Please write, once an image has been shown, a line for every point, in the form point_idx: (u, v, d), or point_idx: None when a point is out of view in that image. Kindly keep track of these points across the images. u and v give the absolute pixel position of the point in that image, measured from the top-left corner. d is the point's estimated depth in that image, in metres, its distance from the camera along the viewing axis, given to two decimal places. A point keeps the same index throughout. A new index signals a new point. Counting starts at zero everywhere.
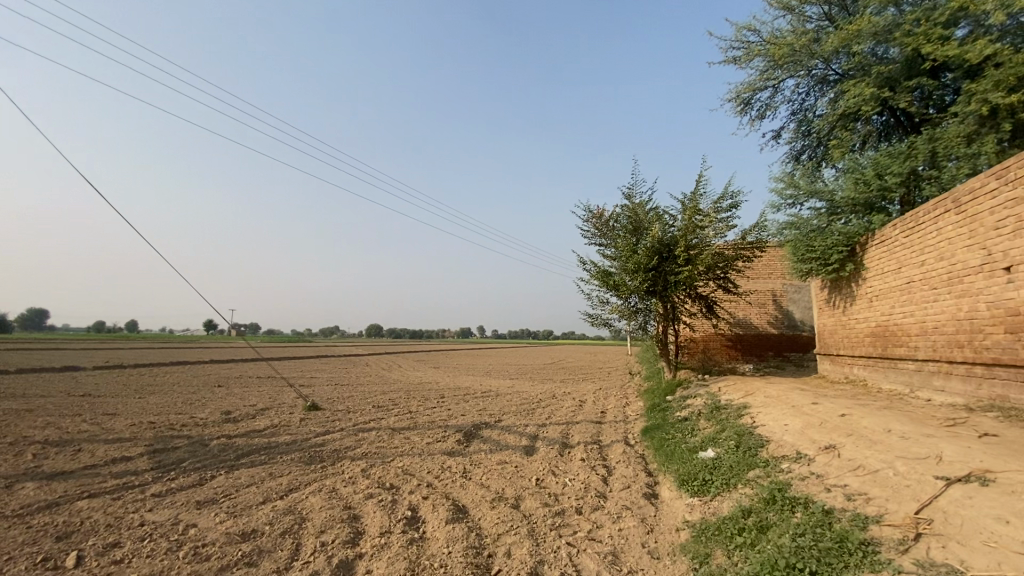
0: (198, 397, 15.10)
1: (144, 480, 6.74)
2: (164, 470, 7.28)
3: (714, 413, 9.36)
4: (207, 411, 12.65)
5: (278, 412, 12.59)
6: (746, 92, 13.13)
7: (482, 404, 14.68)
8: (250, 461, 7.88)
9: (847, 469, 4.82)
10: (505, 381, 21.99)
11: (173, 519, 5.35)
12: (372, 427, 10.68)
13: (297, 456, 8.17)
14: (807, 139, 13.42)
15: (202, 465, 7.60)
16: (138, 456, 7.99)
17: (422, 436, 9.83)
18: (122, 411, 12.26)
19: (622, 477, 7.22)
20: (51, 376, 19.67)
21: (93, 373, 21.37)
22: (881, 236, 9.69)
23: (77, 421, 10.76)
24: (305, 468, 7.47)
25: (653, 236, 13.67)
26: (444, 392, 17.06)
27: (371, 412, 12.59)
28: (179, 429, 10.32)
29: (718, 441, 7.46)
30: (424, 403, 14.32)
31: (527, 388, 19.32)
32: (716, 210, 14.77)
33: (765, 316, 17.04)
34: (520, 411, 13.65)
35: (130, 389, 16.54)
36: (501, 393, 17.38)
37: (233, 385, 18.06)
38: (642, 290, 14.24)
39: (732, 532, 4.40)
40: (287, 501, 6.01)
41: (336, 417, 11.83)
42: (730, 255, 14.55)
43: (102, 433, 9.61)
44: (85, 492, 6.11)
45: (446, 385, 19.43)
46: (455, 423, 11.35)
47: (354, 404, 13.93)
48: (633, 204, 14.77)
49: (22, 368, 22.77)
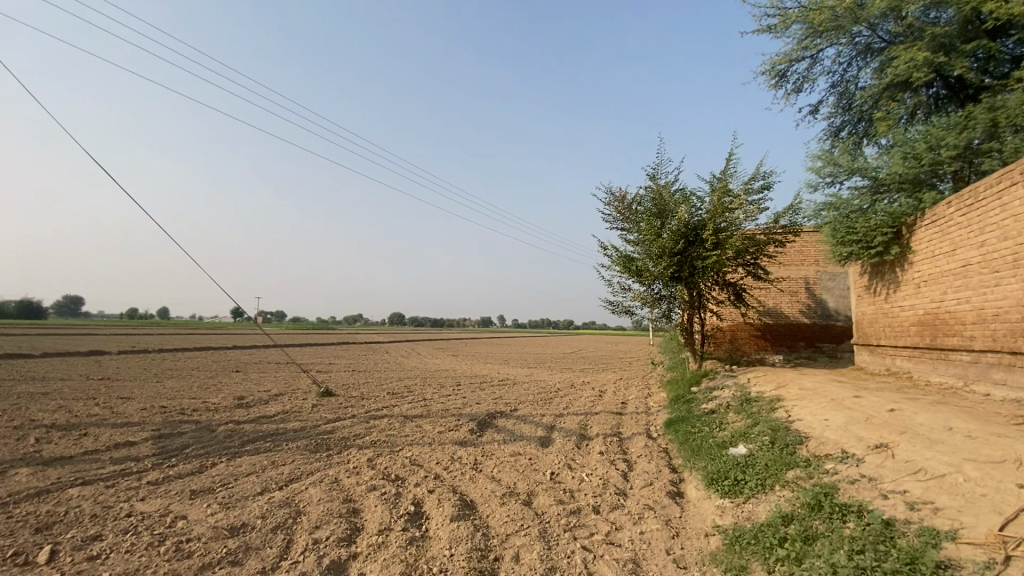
0: (214, 382, 15.08)
1: (142, 467, 6.52)
2: (166, 457, 7.06)
3: (745, 406, 8.73)
4: (220, 396, 12.54)
5: (291, 398, 12.40)
6: (781, 63, 12.23)
7: (499, 393, 14.28)
8: (254, 448, 7.62)
9: (905, 472, 4.21)
10: (524, 370, 21.57)
11: (163, 510, 5.06)
12: (384, 414, 10.38)
13: (302, 444, 7.87)
14: (848, 114, 12.50)
15: (205, 452, 7.37)
16: (142, 441, 7.82)
17: (434, 425, 9.45)
18: (136, 395, 12.25)
19: (644, 473, 6.71)
20: (76, 361, 20.00)
21: (118, 358, 21.68)
22: (932, 215, 8.83)
23: (90, 405, 10.74)
24: (309, 456, 7.16)
25: (679, 218, 12.98)
26: (460, 380, 16.72)
27: (384, 399, 12.30)
28: (190, 414, 10.19)
29: (750, 437, 6.88)
30: (439, 391, 13.98)
31: (546, 377, 18.84)
32: (747, 191, 13.95)
33: (797, 304, 16.15)
34: (537, 400, 13.20)
35: (150, 374, 16.66)
36: (519, 382, 16.96)
37: (251, 370, 18.05)
38: (666, 276, 13.57)
39: (772, 542, 3.86)
40: (285, 493, 5.68)
41: (348, 404, 11.57)
42: (762, 239, 13.75)
43: (111, 417, 9.52)
44: (78, 479, 5.99)
45: (463, 373, 19.09)
46: (469, 412, 10.95)
47: (367, 391, 13.67)
48: (658, 185, 14.06)
49: (48, 352, 23.33)
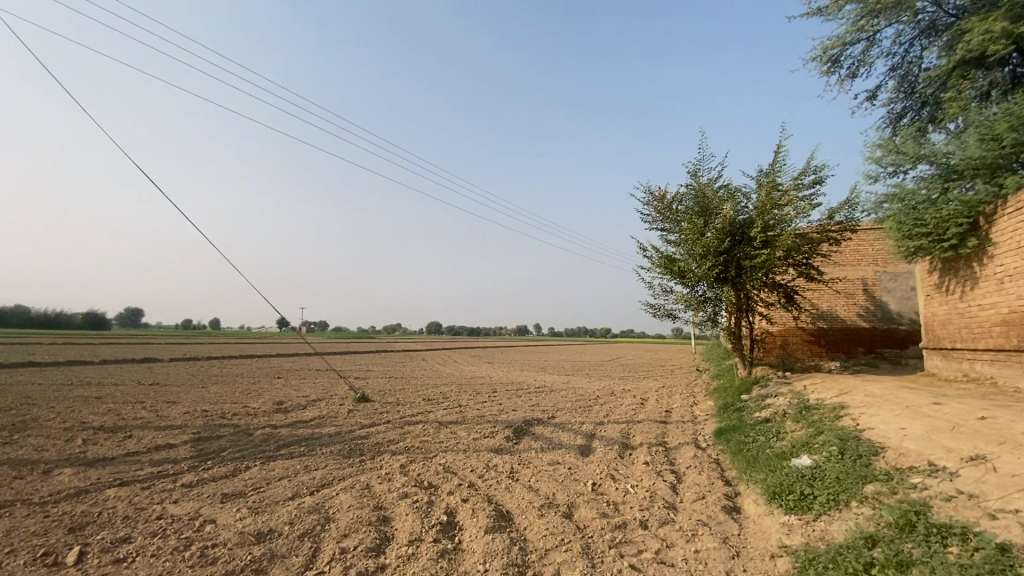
0: (256, 388, 15.32)
1: (178, 469, 6.49)
2: (202, 460, 7.02)
3: (803, 415, 8.00)
4: (260, 401, 12.68)
5: (328, 404, 12.40)
6: (834, 48, 11.49)
7: (536, 400, 13.85)
8: (288, 453, 7.52)
9: (1014, 489, 3.61)
10: (561, 377, 21.06)
11: (193, 513, 4.94)
12: (419, 420, 10.16)
13: (337, 449, 7.71)
14: (910, 99, 11.63)
15: (240, 456, 7.31)
16: (181, 444, 7.87)
17: (469, 431, 9.15)
18: (182, 399, 12.54)
19: (695, 486, 6.17)
20: (130, 367, 20.93)
21: (169, 365, 22.57)
22: (1016, 202, 7.95)
23: (138, 408, 11.02)
24: (342, 462, 6.97)
25: (724, 215, 12.33)
26: (496, 387, 16.41)
27: (420, 406, 12.10)
28: (230, 418, 10.27)
29: (814, 447, 6.24)
30: (475, 398, 13.70)
31: (584, 385, 18.28)
32: (797, 186, 13.15)
33: (854, 307, 15.06)
34: (576, 408, 12.71)
35: (197, 380, 17.14)
36: (556, 390, 16.47)
37: (292, 377, 18.30)
38: (711, 278, 12.86)
39: (855, 568, 3.35)
40: (316, 498, 5.47)
41: (384, 410, 11.45)
42: (815, 237, 12.87)
43: (155, 420, 9.70)
44: (117, 480, 5.98)
45: (499, 380, 18.76)
46: (505, 418, 10.61)
47: (403, 397, 13.54)
48: (700, 183, 13.42)
49: (106, 360, 24.53)
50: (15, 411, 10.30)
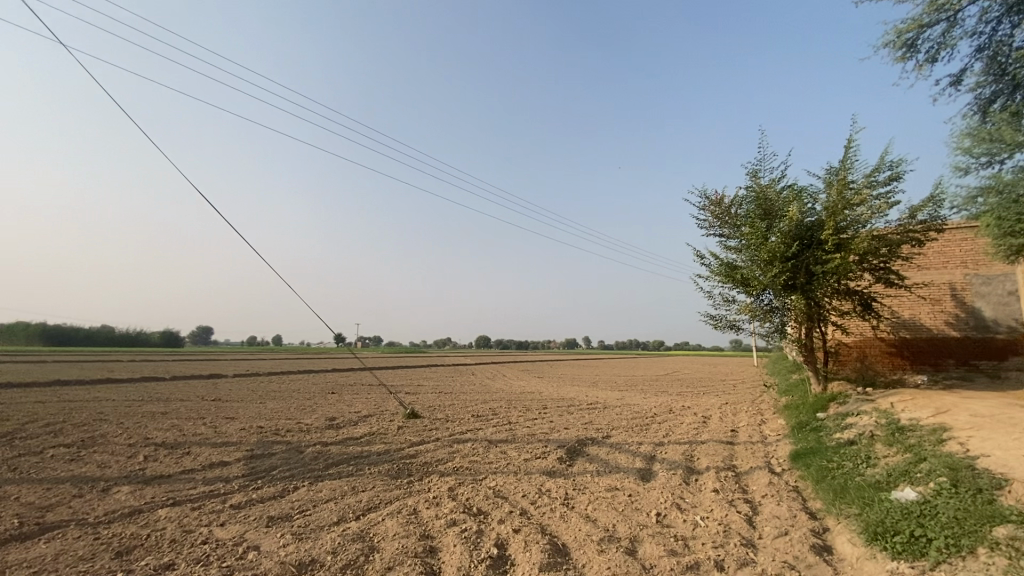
0: (310, 403, 15.55)
1: (229, 489, 6.45)
2: (253, 479, 6.98)
3: (896, 437, 7.07)
4: (313, 417, 12.79)
5: (378, 420, 12.33)
6: (910, 31, 10.49)
7: (590, 417, 13.24)
8: (336, 472, 7.37)
9: None
10: (615, 393, 20.25)
11: (238, 538, 4.79)
12: (468, 438, 9.85)
13: (385, 468, 7.48)
14: (1002, 82, 10.38)
15: (289, 475, 7.22)
16: (235, 462, 7.92)
17: (519, 451, 8.74)
18: (240, 415, 12.85)
19: (775, 519, 5.48)
20: (197, 383, 21.98)
21: (232, 381, 23.49)
22: None
23: (199, 424, 11.35)
24: (390, 482, 6.71)
25: (790, 218, 11.43)
26: (547, 403, 15.91)
27: (469, 423, 11.81)
28: (283, 435, 10.36)
29: (918, 477, 5.41)
30: (525, 414, 13.26)
31: (640, 401, 17.43)
32: (871, 184, 12.02)
33: (941, 314, 13.58)
34: (632, 426, 12.01)
35: (257, 395, 17.69)
36: (610, 406, 15.75)
37: (345, 392, 18.53)
38: (777, 286, 11.91)
39: None
40: (361, 524, 5.22)
41: (433, 426, 11.22)
42: (895, 238, 11.67)
43: (213, 437, 9.91)
44: (170, 500, 5.99)
45: (550, 396, 18.22)
46: (557, 437, 10.11)
47: (452, 414, 13.28)
48: (762, 185, 12.56)
49: (177, 376, 26.00)
50: (90, 427, 10.86)
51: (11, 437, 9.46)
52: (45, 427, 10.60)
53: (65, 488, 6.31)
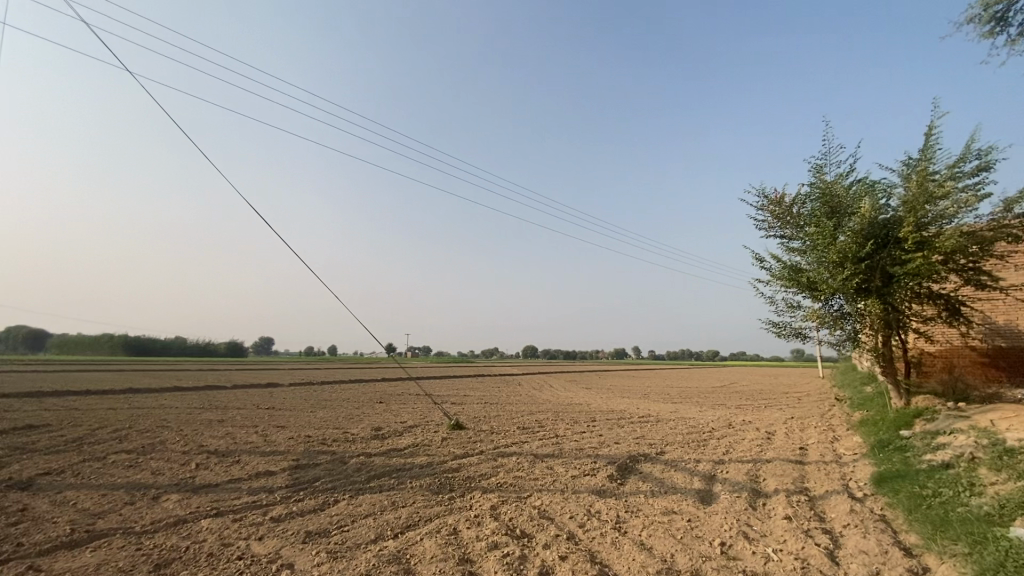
0: (358, 413, 15.68)
1: (272, 500, 6.37)
2: (295, 490, 6.89)
3: (1007, 462, 6.09)
4: (359, 427, 12.81)
5: (423, 431, 12.16)
6: (999, 3, 9.38)
7: (641, 432, 12.55)
8: (378, 485, 7.18)
9: None
10: (668, 405, 19.28)
11: (273, 555, 4.62)
12: (513, 452, 9.48)
13: (427, 482, 7.22)
14: None
15: (331, 487, 7.09)
16: (280, 472, 7.91)
17: (567, 467, 8.27)
18: (290, 424, 13.07)
19: (862, 555, 4.77)
20: (254, 391, 22.80)
21: (286, 390, 24.26)
22: None
23: (250, 432, 11.58)
24: (430, 498, 6.43)
25: (862, 215, 10.45)
26: (596, 415, 15.28)
27: (514, 435, 11.44)
28: (330, 445, 10.37)
29: None
30: (573, 427, 12.73)
31: (695, 414, 16.46)
32: (957, 175, 10.80)
33: None
34: (688, 442, 11.25)
35: (308, 404, 18.08)
36: (663, 420, 14.94)
37: (392, 402, 18.62)
38: (849, 290, 10.89)
39: None
40: (399, 543, 4.94)
41: (477, 439, 10.92)
42: (989, 234, 10.37)
43: (263, 445, 10.04)
44: (214, 510, 5.96)
45: (599, 408, 17.55)
46: (607, 453, 9.56)
47: (498, 426, 12.93)
48: (828, 182, 11.61)
49: (237, 384, 27.20)
50: (151, 433, 11.30)
51: (79, 442, 9.93)
52: (112, 434, 11.14)
53: (118, 495, 6.43)
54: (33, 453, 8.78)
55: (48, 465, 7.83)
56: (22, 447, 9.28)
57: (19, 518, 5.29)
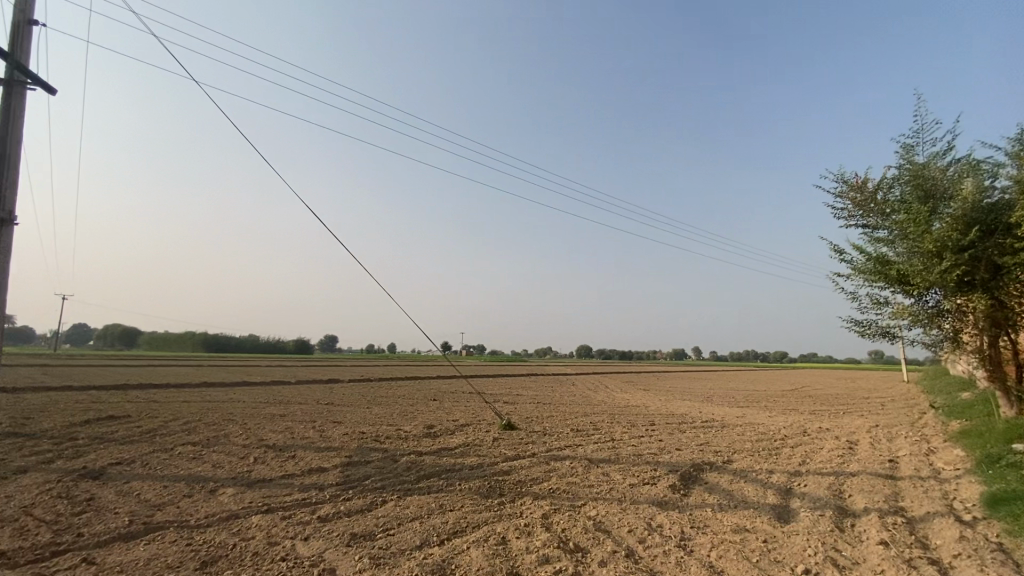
0: (412, 410, 15.78)
1: (321, 498, 6.28)
2: (345, 488, 6.79)
3: None
4: (412, 425, 12.80)
5: (475, 430, 11.95)
6: None
7: (705, 437, 11.75)
8: (427, 486, 6.95)
9: None
10: (734, 409, 18.12)
11: (316, 558, 4.46)
12: (567, 455, 9.05)
13: (476, 485, 6.92)
14: None
15: (380, 486, 6.94)
16: (332, 468, 7.90)
17: (624, 474, 7.76)
18: (347, 420, 13.30)
19: None
20: (315, 387, 23.70)
21: (346, 385, 25.04)
22: None
23: (308, 427, 11.85)
24: (479, 502, 6.12)
25: (963, 199, 9.20)
26: (655, 419, 14.54)
27: (568, 437, 11.01)
28: (382, 442, 10.38)
29: None
30: (630, 431, 12.12)
31: (764, 419, 15.32)
32: None
33: None
34: (758, 450, 10.37)
35: (365, 400, 18.47)
36: (728, 425, 13.99)
37: (446, 400, 18.67)
38: (949, 285, 9.62)
39: None
40: (444, 552, 4.66)
41: (529, 440, 10.55)
42: None
43: (318, 441, 10.18)
44: (264, 506, 5.93)
45: (657, 410, 16.75)
46: (668, 460, 8.92)
47: (551, 427, 12.51)
48: (920, 163, 10.37)
49: (300, 380, 28.47)
50: (217, 426, 11.82)
51: (153, 433, 10.52)
52: (184, 426, 11.73)
53: (179, 487, 6.62)
54: (111, 443, 9.37)
55: (121, 455, 8.31)
56: (103, 437, 9.95)
57: (83, 507, 5.60)
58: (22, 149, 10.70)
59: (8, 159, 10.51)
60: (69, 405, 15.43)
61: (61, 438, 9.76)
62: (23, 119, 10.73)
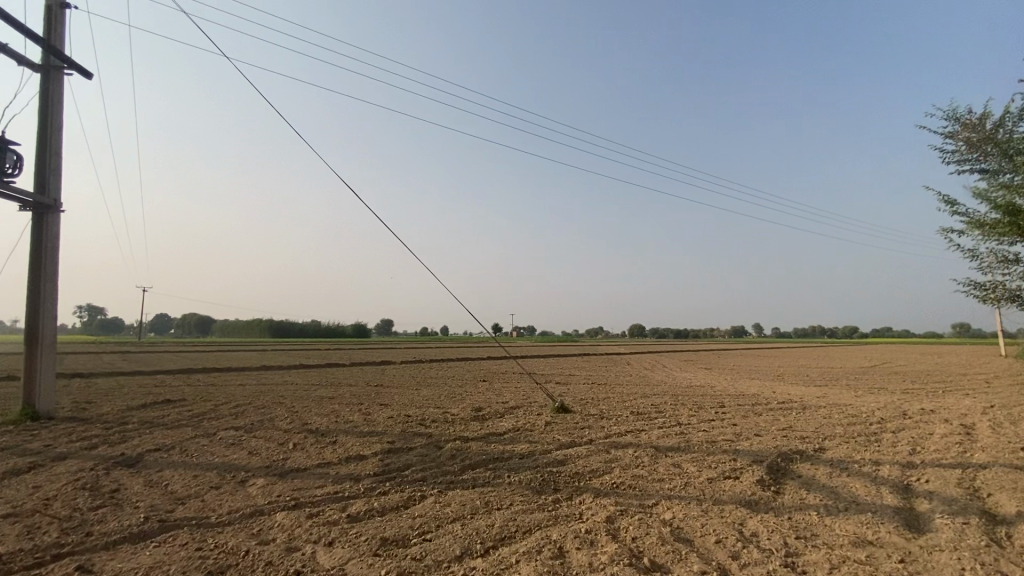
0: (461, 391, 15.22)
1: (355, 491, 5.57)
2: (382, 479, 6.08)
3: None
4: (460, 407, 12.14)
5: (525, 413, 11.12)
6: None
7: (787, 421, 10.36)
8: (473, 477, 6.12)
9: None
10: (813, 388, 16.36)
11: (335, 571, 3.74)
12: (628, 442, 8.03)
13: (528, 478, 6.03)
14: None
15: (422, 477, 6.18)
16: (371, 456, 7.25)
17: (699, 466, 6.68)
18: (394, 402, 12.84)
19: None
20: (367, 368, 23.76)
21: (398, 367, 25.03)
22: None
23: (354, 410, 11.46)
24: (531, 500, 5.25)
25: None
26: (724, 400, 13.15)
27: (628, 421, 9.98)
28: (428, 425, 9.75)
29: None
30: (699, 414, 10.90)
31: (852, 399, 13.60)
32: None
33: None
34: (855, 437, 8.93)
35: (414, 381, 18.15)
36: (811, 406, 12.46)
37: (496, 380, 18.04)
38: None
39: None
40: (488, 566, 3.82)
41: (585, 424, 9.59)
42: None
43: (361, 425, 9.65)
44: (292, 501, 5.30)
45: (726, 390, 15.33)
46: (748, 450, 7.70)
47: (608, 409, 11.49)
48: None
49: (354, 362, 28.90)
50: (265, 409, 11.65)
51: (200, 417, 10.41)
52: (233, 409, 11.62)
53: (208, 477, 6.19)
54: (157, 428, 9.27)
55: (162, 442, 8.10)
56: (153, 422, 9.92)
57: (103, 501, 5.25)
58: (63, 136, 10.70)
59: (50, 148, 10.53)
60: (134, 389, 15.99)
61: (113, 423, 9.80)
62: (61, 105, 10.68)
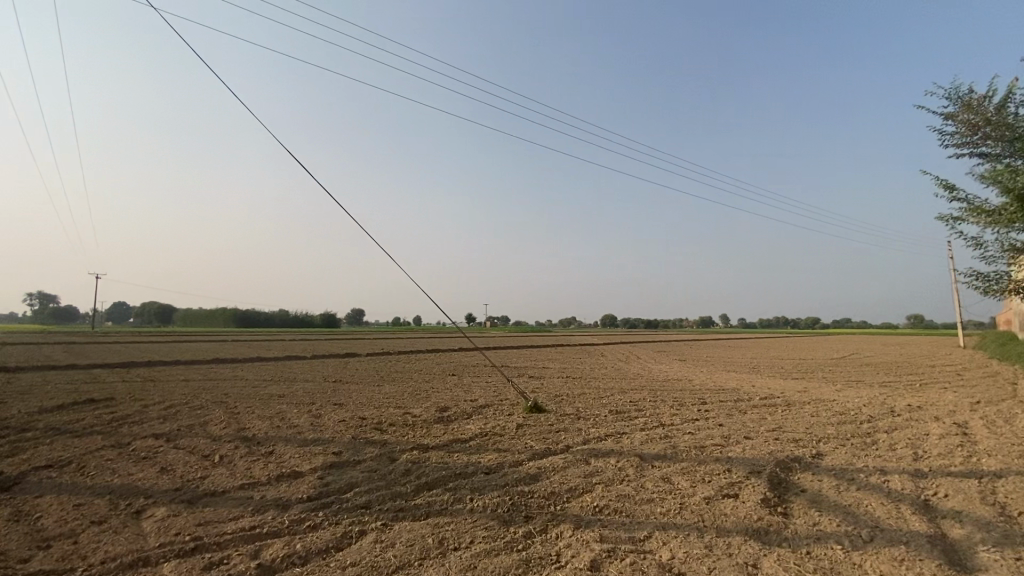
0: (426, 388, 14.10)
1: (277, 527, 4.44)
2: (315, 507, 4.95)
3: None
4: (422, 407, 11.02)
5: (494, 414, 10.09)
6: None
7: (775, 421, 9.63)
8: (427, 502, 5.06)
9: None
10: (792, 382, 15.85)
11: None
12: (610, 450, 7.10)
13: (494, 502, 5.00)
14: None
15: (365, 502, 5.07)
16: (309, 473, 6.09)
17: (692, 481, 5.79)
18: (349, 401, 11.62)
19: None
20: (329, 362, 22.29)
21: (364, 359, 23.75)
22: None
23: (302, 412, 10.20)
24: (497, 536, 4.23)
25: None
26: (705, 396, 12.40)
27: (608, 422, 9.07)
28: (383, 430, 8.61)
29: None
30: (683, 413, 10.06)
31: (835, 395, 13.07)
32: None
33: None
34: (851, 439, 8.23)
35: (377, 376, 16.91)
36: (796, 402, 11.84)
37: (466, 375, 16.97)
38: None
39: None
40: None
41: (560, 427, 8.64)
42: None
43: (307, 431, 8.45)
44: (191, 543, 4.14)
45: (705, 385, 14.65)
46: (742, 457, 6.86)
47: (585, 408, 10.58)
48: None
49: (317, 354, 27.36)
50: (201, 411, 10.28)
51: (120, 423, 9.00)
52: (164, 411, 10.23)
53: (96, 507, 4.95)
54: (62, 436, 7.89)
55: (58, 455, 6.76)
56: (60, 428, 8.50)
57: None
58: None
59: None
60: (58, 386, 14.29)
61: (11, 430, 8.33)
62: None
